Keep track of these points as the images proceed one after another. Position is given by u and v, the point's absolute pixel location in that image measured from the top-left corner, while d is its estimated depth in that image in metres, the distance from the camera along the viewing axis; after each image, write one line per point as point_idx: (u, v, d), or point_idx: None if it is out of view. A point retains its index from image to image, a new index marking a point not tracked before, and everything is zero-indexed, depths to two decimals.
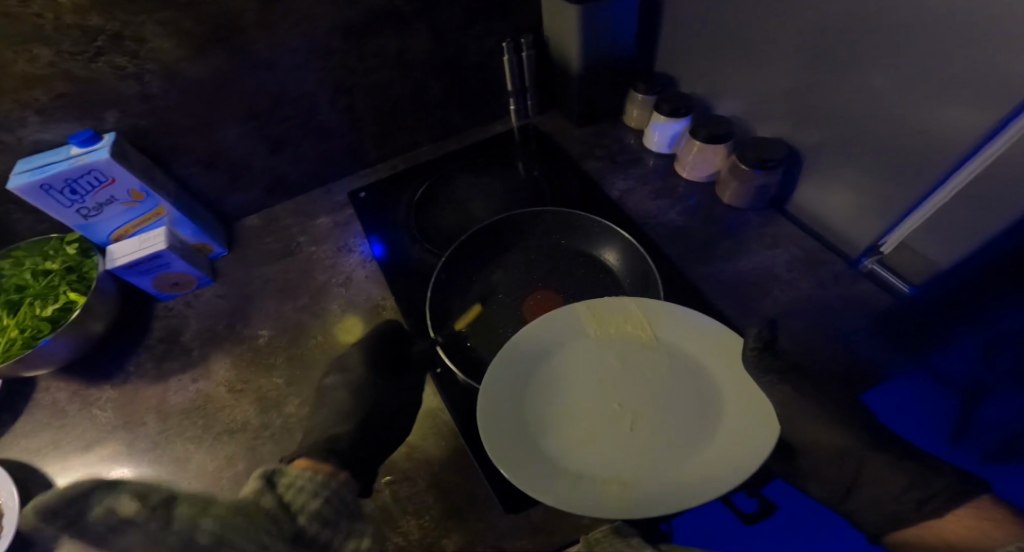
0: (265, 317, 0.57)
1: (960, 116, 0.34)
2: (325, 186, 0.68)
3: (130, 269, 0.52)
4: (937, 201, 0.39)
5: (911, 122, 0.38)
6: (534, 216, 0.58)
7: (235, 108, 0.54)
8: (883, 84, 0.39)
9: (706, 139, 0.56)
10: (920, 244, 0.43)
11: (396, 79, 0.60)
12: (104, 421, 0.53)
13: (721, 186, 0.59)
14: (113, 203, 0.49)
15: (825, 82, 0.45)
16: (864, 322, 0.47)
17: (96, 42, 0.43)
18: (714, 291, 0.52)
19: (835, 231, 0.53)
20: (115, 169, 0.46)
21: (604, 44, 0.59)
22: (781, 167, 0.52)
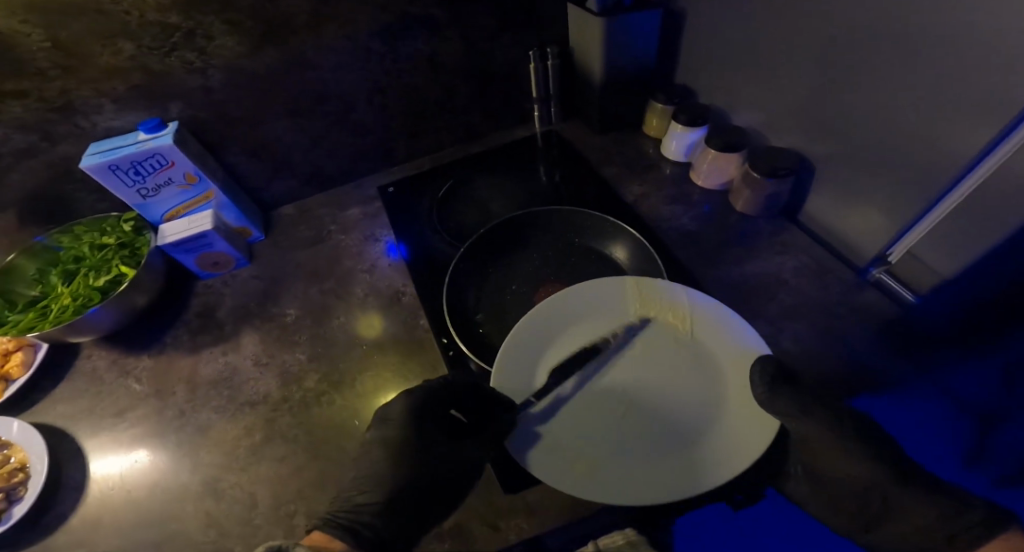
0: (293, 298, 0.60)
1: (969, 123, 0.36)
2: (356, 181, 0.71)
3: (177, 247, 0.56)
4: (953, 200, 0.40)
5: (919, 130, 0.40)
6: (547, 212, 0.59)
7: (281, 105, 0.57)
8: (890, 92, 0.41)
9: (720, 148, 0.56)
10: (925, 255, 0.44)
11: (427, 82, 0.63)
12: (139, 388, 0.57)
13: (734, 194, 0.58)
14: (169, 185, 0.54)
15: (840, 86, 0.46)
16: (867, 330, 0.48)
17: (172, 39, 0.48)
18: (722, 294, 0.52)
19: (845, 242, 0.54)
20: (177, 154, 0.51)
21: (625, 57, 0.60)
22: (793, 176, 0.52)
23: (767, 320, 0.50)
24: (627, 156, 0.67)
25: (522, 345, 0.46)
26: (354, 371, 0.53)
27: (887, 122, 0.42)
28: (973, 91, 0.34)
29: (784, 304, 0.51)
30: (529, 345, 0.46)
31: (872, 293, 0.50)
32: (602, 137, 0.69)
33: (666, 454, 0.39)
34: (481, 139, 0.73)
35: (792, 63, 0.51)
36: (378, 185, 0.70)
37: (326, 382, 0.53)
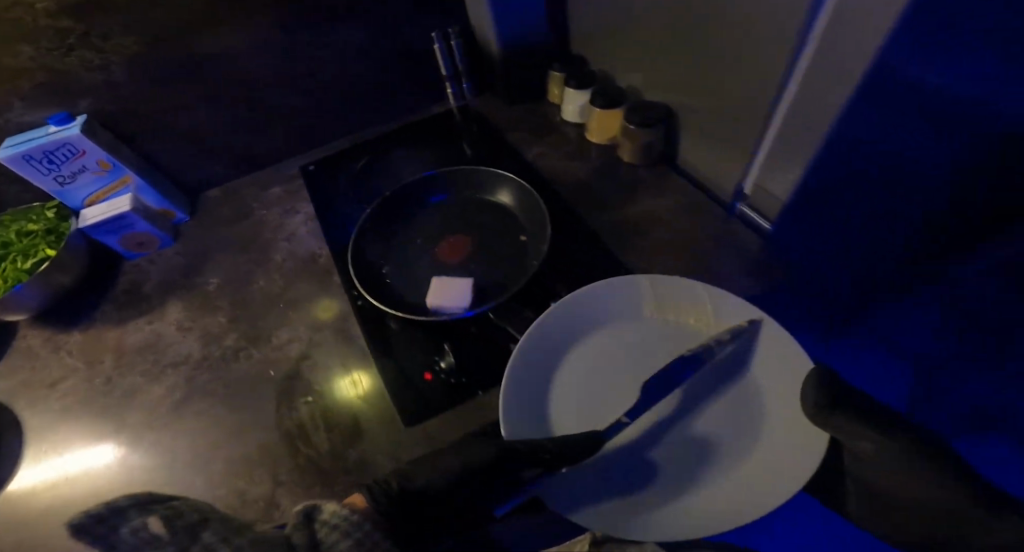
0: (215, 269, 0.63)
1: (768, 56, 0.41)
2: (281, 162, 0.74)
3: (99, 228, 0.60)
4: (772, 129, 0.45)
5: (740, 70, 0.45)
6: (447, 174, 0.64)
7: (190, 91, 0.61)
8: (715, 43, 0.47)
9: (603, 105, 0.61)
10: (770, 185, 0.49)
11: (335, 65, 0.66)
12: (71, 357, 0.59)
13: (619, 149, 0.63)
14: (85, 172, 0.58)
15: (682, 41, 0.52)
16: (740, 262, 0.51)
17: (68, 40, 0.52)
18: (610, 234, 0.57)
19: (709, 186, 0.58)
20: (87, 143, 0.55)
21: (517, 32, 0.66)
22: (664, 125, 0.58)
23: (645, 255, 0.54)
24: (531, 124, 0.72)
25: (531, 362, 0.40)
26: (271, 329, 0.56)
27: (717, 70, 0.48)
28: (764, 31, 0.40)
29: (659, 240, 0.55)
30: (537, 360, 0.40)
31: (732, 225, 0.56)
32: (512, 109, 0.74)
33: (710, 484, 0.33)
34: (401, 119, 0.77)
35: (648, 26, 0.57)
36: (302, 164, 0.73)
37: (243, 340, 0.56)
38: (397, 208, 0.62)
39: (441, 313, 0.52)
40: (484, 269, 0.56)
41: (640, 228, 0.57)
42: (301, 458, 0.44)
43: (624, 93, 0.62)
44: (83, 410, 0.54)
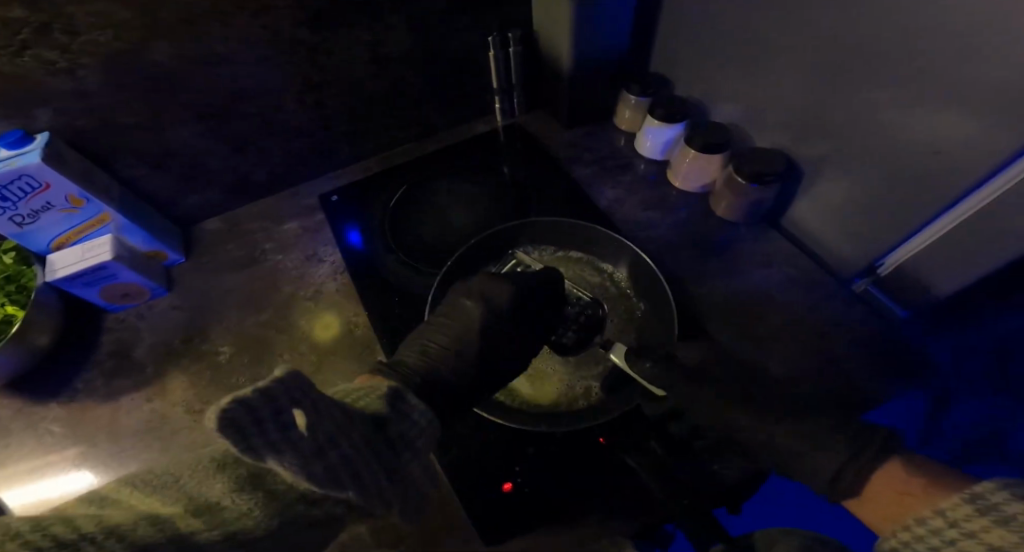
0: (225, 332, 0.52)
1: (974, 135, 0.33)
2: (294, 187, 0.62)
3: (73, 280, 0.47)
4: (946, 222, 0.39)
5: (925, 141, 0.37)
6: (530, 223, 0.56)
7: (188, 108, 0.47)
8: (884, 98, 0.39)
9: (700, 148, 0.53)
10: (919, 271, 0.44)
11: (372, 75, 0.53)
12: (50, 442, 0.48)
13: (715, 198, 0.57)
14: (49, 210, 0.43)
15: (838, 94, 0.43)
16: (856, 347, 0.49)
17: (20, 35, 0.35)
18: (706, 314, 0.52)
19: (830, 251, 0.54)
20: (49, 174, 0.40)
21: (596, 43, 0.55)
22: (777, 182, 0.50)
23: (751, 339, 0.51)
24: (598, 153, 0.63)
25: None
26: None
27: (889, 127, 0.40)
28: (978, 119, 0.32)
29: (770, 323, 0.51)
30: None
31: (842, 303, 0.52)
32: (570, 132, 0.64)
33: None
34: (437, 137, 0.65)
35: (778, 62, 0.47)
36: (320, 192, 0.62)
37: None
38: (466, 265, 0.54)
39: (537, 406, 0.48)
40: (580, 352, 0.51)
41: (733, 304, 0.53)
42: None
43: (727, 131, 0.53)
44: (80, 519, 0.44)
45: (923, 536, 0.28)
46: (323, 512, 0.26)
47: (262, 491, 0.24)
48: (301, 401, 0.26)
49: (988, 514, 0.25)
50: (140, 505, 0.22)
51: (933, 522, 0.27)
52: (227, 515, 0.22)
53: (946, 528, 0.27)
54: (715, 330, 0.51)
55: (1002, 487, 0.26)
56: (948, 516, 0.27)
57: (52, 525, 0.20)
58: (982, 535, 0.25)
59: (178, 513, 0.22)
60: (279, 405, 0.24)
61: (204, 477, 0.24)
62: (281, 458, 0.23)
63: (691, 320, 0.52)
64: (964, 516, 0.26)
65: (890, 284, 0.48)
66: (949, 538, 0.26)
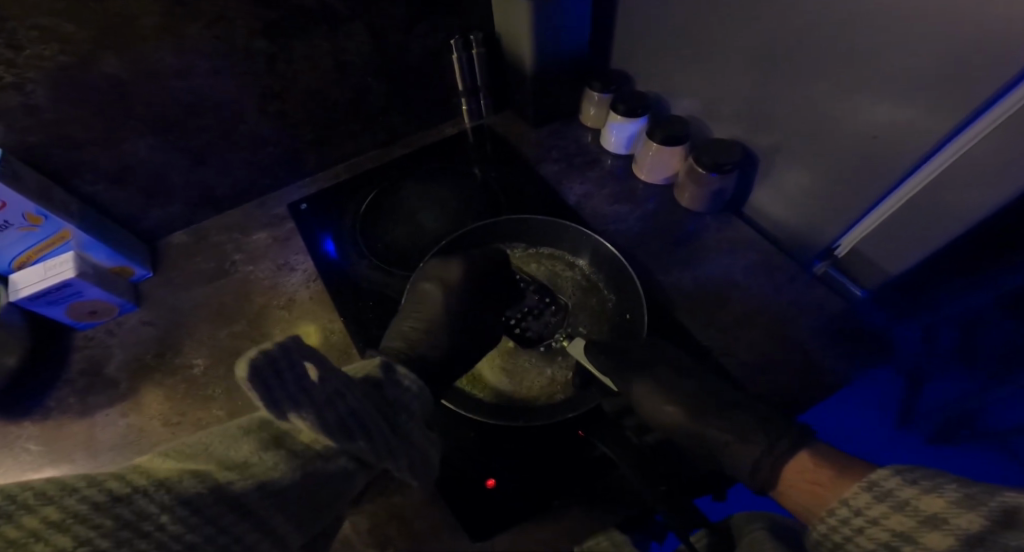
0: (199, 345, 0.52)
1: (915, 119, 0.35)
2: (261, 197, 0.62)
3: (38, 297, 0.46)
4: (896, 199, 0.41)
5: (869, 126, 0.39)
6: (497, 221, 0.57)
7: (144, 122, 0.47)
8: (830, 87, 0.40)
9: (662, 141, 0.55)
10: (872, 251, 0.46)
11: (333, 81, 0.53)
12: (23, 465, 0.47)
13: (679, 189, 0.58)
14: (7, 228, 0.43)
15: (791, 93, 0.45)
16: (819, 326, 0.50)
17: None
18: (676, 304, 0.54)
19: (794, 236, 0.56)
20: (7, 192, 0.40)
21: (557, 41, 0.55)
22: (736, 170, 0.52)
23: (721, 329, 0.52)
24: (566, 151, 0.63)
25: None
26: None
27: (835, 115, 0.41)
28: (921, 108, 0.34)
29: (739, 309, 0.52)
30: None
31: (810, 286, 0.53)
32: (537, 130, 0.64)
33: None
34: (404, 140, 0.65)
35: (727, 54, 0.49)
36: (289, 199, 0.61)
37: None
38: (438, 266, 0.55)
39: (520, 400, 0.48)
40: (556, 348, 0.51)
41: (703, 295, 0.54)
42: None
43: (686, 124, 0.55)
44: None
45: (836, 526, 0.32)
46: (341, 466, 0.26)
47: (284, 450, 0.24)
48: (312, 357, 0.27)
49: (885, 501, 0.30)
50: (176, 467, 0.21)
51: (840, 512, 0.32)
52: (257, 470, 0.23)
53: (852, 517, 0.31)
54: (682, 319, 0.53)
55: (895, 474, 0.30)
56: (852, 506, 0.31)
57: (106, 480, 0.19)
58: (884, 521, 0.29)
59: (215, 468, 0.22)
60: (294, 357, 0.26)
61: (231, 439, 0.24)
62: (301, 412, 0.25)
63: (661, 311, 0.54)
64: (865, 504, 0.31)
65: (849, 265, 0.50)
66: (856, 526, 0.30)
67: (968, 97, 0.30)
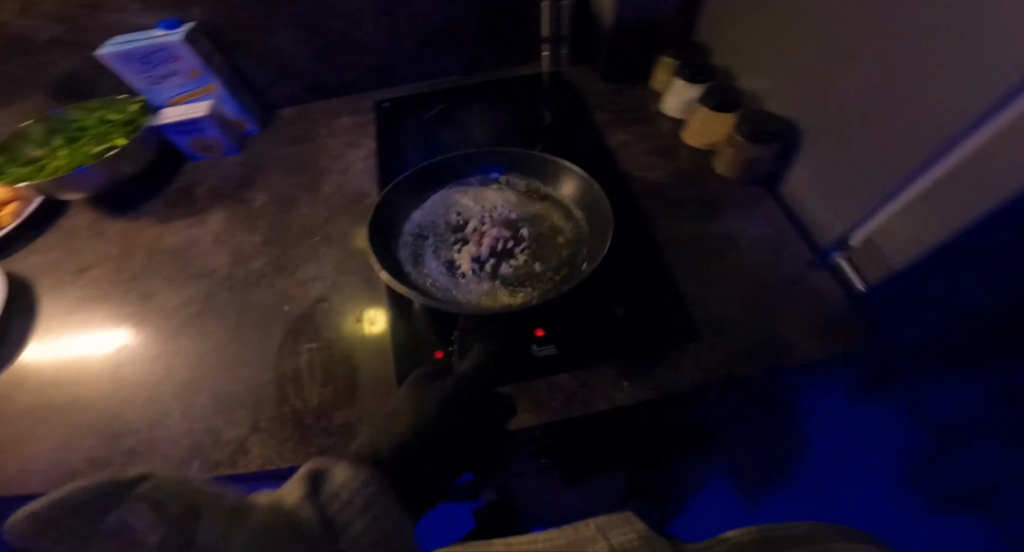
0: (266, 186, 0.60)
1: (938, 99, 0.31)
2: (357, 95, 0.72)
3: (172, 127, 0.59)
4: (912, 189, 0.35)
5: (890, 89, 0.35)
6: (517, 153, 0.57)
7: (286, 8, 0.59)
8: (852, 42, 0.38)
9: (713, 105, 0.53)
10: (882, 242, 0.40)
11: (437, 7, 0.63)
12: (107, 249, 0.57)
13: (717, 158, 0.55)
14: (175, 76, 0.57)
15: (820, 56, 0.43)
16: (814, 322, 0.44)
17: None
18: (697, 248, 0.50)
19: (822, 215, 0.51)
20: (183, 50, 0.55)
21: (641, 1, 0.59)
22: (778, 143, 0.49)
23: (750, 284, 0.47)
24: (626, 107, 0.64)
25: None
26: (298, 258, 0.53)
27: (859, 73, 0.38)
28: (943, 87, 0.30)
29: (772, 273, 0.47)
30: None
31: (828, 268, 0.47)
32: (606, 87, 0.67)
33: None
34: (485, 75, 0.72)
35: (774, 25, 0.48)
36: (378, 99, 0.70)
37: (272, 266, 0.52)
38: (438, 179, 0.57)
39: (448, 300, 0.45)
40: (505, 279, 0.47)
41: (716, 246, 0.50)
42: (287, 408, 0.42)
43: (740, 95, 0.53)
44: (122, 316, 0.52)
45: None
46: None
47: None
48: None
49: None
50: None
51: None
52: None
53: None
54: (705, 268, 0.49)
55: None
56: None
57: None
58: None
59: None
60: None
61: None
62: None
63: (687, 251, 0.50)
64: None
65: (858, 259, 0.44)
66: None
67: (998, 98, 0.26)
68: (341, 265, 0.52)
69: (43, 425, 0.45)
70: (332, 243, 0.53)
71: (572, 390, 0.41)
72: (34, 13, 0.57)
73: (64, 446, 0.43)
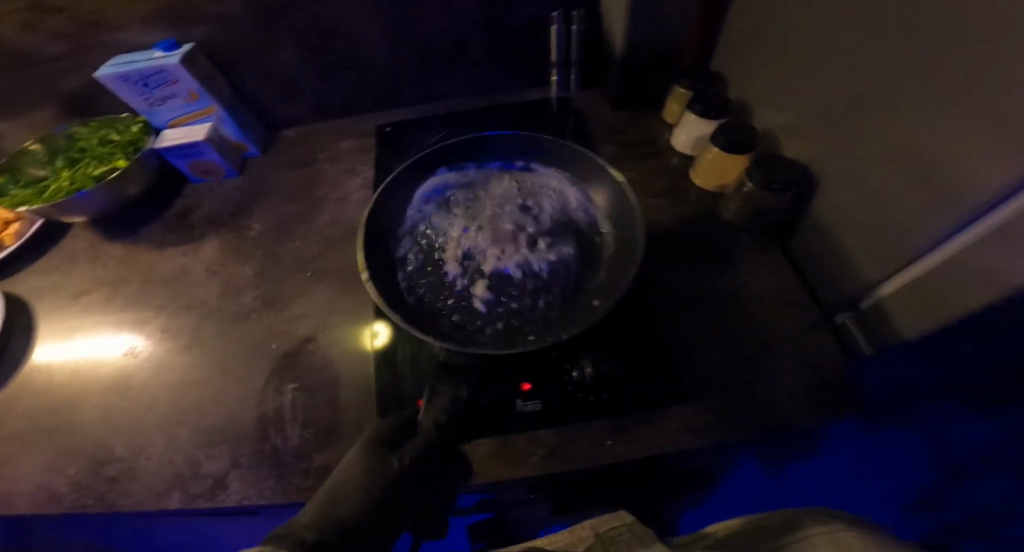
0: (262, 213, 0.59)
1: (977, 170, 0.28)
2: (359, 116, 0.70)
3: (171, 152, 0.57)
4: (935, 257, 0.33)
5: (920, 150, 0.33)
6: (545, 141, 0.53)
7: (290, 31, 0.57)
8: (886, 93, 0.35)
9: (723, 146, 0.48)
10: (899, 306, 0.38)
11: (443, 29, 0.61)
12: (103, 274, 0.57)
13: (726, 202, 0.52)
14: (175, 98, 0.55)
15: (844, 98, 0.40)
16: (815, 379, 0.41)
17: None
18: (701, 298, 0.47)
19: (827, 273, 0.47)
20: (182, 73, 0.53)
21: (657, 31, 0.56)
22: (792, 192, 0.45)
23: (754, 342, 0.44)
24: (634, 136, 0.62)
25: None
26: (289, 293, 0.52)
27: (893, 127, 0.35)
28: (982, 157, 0.28)
29: (779, 332, 0.44)
30: None
31: (825, 336, 0.44)
32: (614, 112, 0.64)
33: None
34: (489, 97, 0.70)
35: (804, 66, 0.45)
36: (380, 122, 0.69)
37: (262, 301, 0.51)
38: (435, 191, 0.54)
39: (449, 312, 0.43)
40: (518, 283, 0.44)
41: (714, 297, 0.47)
42: (266, 448, 0.41)
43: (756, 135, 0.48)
44: (115, 334, 0.52)
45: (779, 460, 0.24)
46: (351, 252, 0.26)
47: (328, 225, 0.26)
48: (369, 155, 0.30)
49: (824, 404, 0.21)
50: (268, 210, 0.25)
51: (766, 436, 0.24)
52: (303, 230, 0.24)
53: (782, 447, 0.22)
54: (707, 320, 0.46)
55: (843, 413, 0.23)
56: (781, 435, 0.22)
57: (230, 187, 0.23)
58: None
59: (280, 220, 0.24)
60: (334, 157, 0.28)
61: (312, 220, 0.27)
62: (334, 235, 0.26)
63: (689, 302, 0.47)
64: None
65: (872, 322, 0.42)
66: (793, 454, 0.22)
67: None
68: (331, 303, 0.51)
69: (30, 449, 0.45)
70: (324, 278, 0.52)
71: (551, 445, 0.39)
72: (38, 31, 0.53)
73: (48, 469, 0.43)
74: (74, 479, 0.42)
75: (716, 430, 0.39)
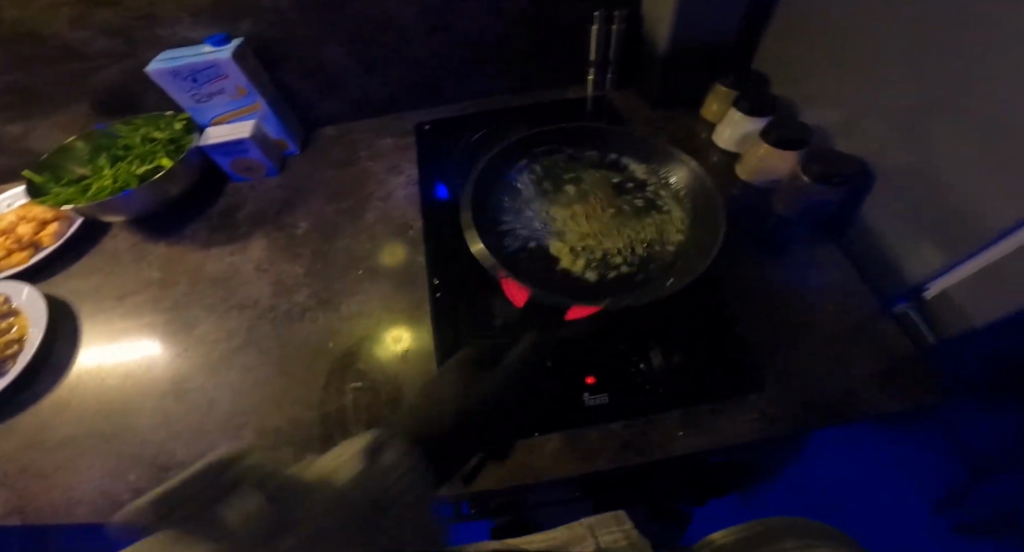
0: (308, 213, 0.60)
1: None
2: (396, 115, 0.70)
3: (216, 149, 0.58)
4: (1010, 240, 0.34)
5: (993, 137, 0.34)
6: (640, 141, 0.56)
7: (336, 28, 0.58)
8: (956, 84, 0.36)
9: (776, 142, 0.50)
10: (965, 295, 0.39)
11: (485, 27, 0.61)
12: (149, 275, 0.57)
13: (777, 196, 0.53)
14: (222, 94, 0.55)
15: (904, 95, 0.41)
16: (878, 367, 0.42)
17: None
18: (755, 292, 0.49)
19: (885, 263, 0.48)
20: (232, 68, 0.53)
21: (701, 29, 0.56)
22: (847, 185, 0.46)
23: (814, 336, 0.45)
24: (674, 135, 0.63)
25: None
26: (342, 292, 0.52)
27: (962, 117, 0.36)
28: None
29: (836, 325, 0.46)
30: None
31: (882, 327, 0.45)
32: (652, 112, 0.66)
33: None
34: (525, 96, 0.71)
35: (861, 60, 0.46)
36: (417, 121, 0.70)
37: (315, 300, 0.52)
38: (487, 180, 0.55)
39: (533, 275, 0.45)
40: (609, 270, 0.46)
41: (765, 293, 0.49)
42: (333, 445, 0.42)
43: (807, 131, 0.50)
44: (165, 331, 0.52)
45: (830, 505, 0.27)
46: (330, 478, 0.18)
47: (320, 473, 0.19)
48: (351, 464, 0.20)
49: None
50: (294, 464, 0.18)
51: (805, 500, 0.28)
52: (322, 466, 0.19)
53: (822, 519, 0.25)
54: (764, 313, 0.47)
55: None
56: None
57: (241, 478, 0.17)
58: None
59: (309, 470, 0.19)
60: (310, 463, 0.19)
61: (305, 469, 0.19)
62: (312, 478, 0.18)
63: (747, 296, 0.48)
64: None
65: (934, 311, 0.43)
66: None
67: None
68: (386, 300, 0.52)
69: (85, 454, 0.44)
70: (378, 276, 0.53)
71: (621, 439, 0.40)
72: (87, 24, 0.52)
73: (105, 470, 0.43)
74: (136, 484, 0.42)
75: (783, 418, 0.40)
